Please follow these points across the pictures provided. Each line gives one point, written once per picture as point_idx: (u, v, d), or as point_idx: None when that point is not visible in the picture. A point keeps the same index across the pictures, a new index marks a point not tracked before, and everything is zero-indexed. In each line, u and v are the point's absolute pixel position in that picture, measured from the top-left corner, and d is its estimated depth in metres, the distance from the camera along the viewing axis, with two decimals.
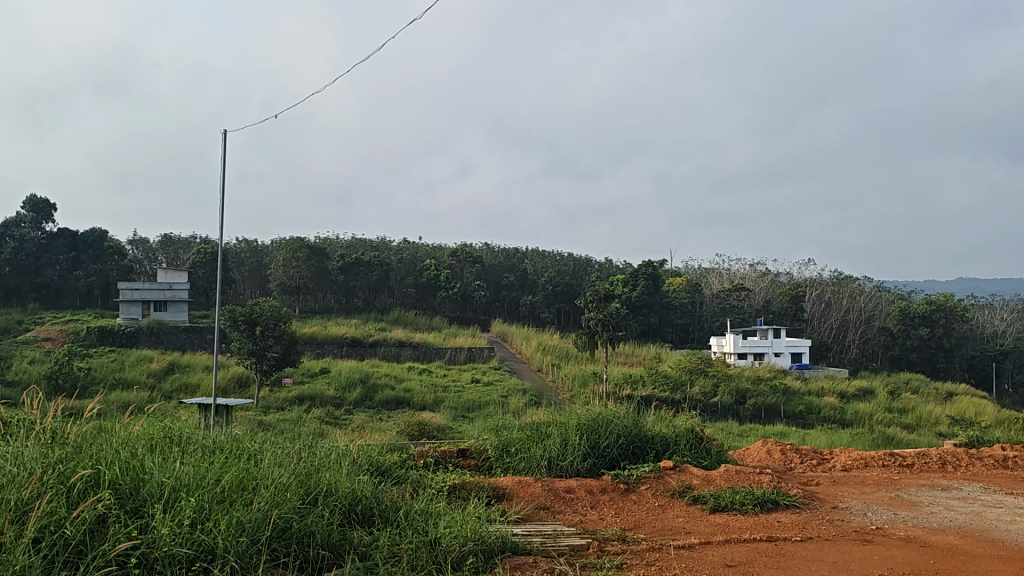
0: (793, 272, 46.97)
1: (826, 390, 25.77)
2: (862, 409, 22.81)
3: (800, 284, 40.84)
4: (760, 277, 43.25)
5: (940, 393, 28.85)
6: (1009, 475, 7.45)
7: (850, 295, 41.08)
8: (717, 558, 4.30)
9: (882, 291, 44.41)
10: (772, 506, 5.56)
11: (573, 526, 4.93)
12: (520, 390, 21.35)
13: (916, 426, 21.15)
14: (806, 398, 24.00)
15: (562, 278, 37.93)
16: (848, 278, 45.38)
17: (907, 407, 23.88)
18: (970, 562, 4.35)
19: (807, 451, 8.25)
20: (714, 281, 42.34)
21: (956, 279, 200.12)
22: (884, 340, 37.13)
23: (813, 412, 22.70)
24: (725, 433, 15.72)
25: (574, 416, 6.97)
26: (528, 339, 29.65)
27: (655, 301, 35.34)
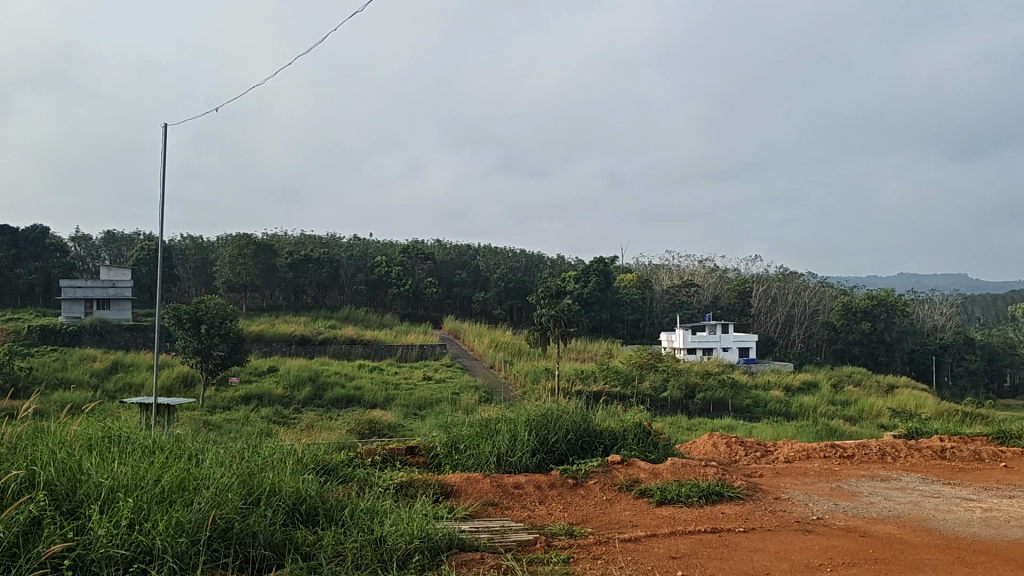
0: (742, 269, 47.56)
1: (772, 383, 26.24)
2: (806, 402, 23.25)
3: (748, 280, 41.40)
4: (708, 273, 43.81)
5: (881, 385, 29.55)
6: (946, 465, 7.66)
7: (796, 290, 41.86)
8: (661, 550, 4.35)
9: (827, 287, 45.23)
10: (717, 498, 5.65)
11: (520, 522, 4.95)
12: (471, 387, 21.37)
13: (859, 418, 21.66)
14: (753, 392, 24.39)
15: (514, 275, 38.03)
16: (795, 273, 46.17)
17: (850, 399, 24.42)
18: (907, 551, 4.45)
19: (752, 443, 8.37)
20: (664, 276, 42.73)
21: (899, 277, 205.15)
22: (828, 335, 37.93)
23: (760, 405, 23.06)
24: (673, 428, 15.87)
25: (523, 412, 6.99)
26: (479, 336, 29.64)
27: (606, 297, 35.57)
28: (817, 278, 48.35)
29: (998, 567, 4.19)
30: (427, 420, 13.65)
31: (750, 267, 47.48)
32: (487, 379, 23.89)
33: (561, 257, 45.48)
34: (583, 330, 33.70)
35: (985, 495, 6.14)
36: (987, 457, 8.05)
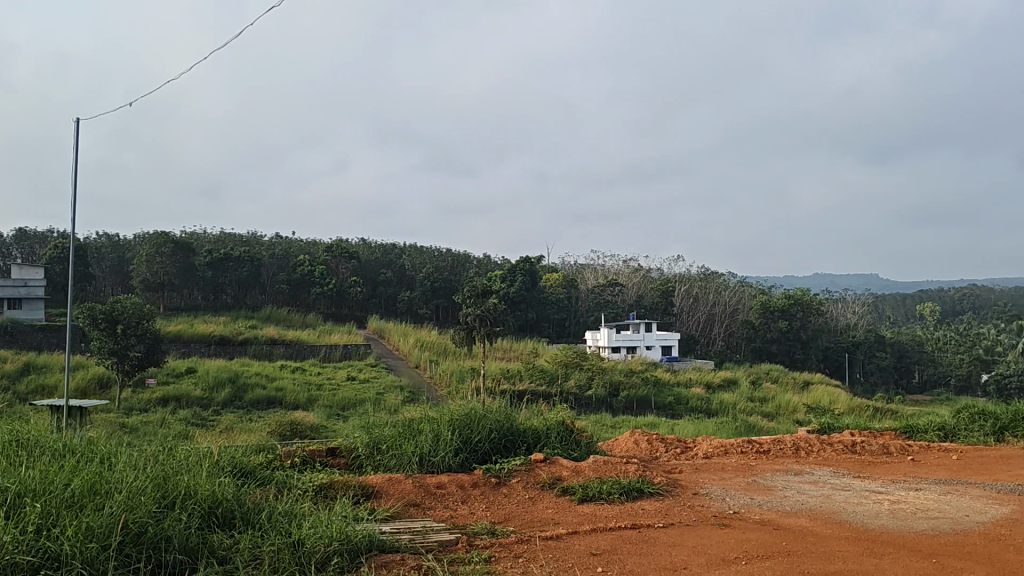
0: (665, 268, 48.27)
1: (694, 381, 26.72)
2: (727, 399, 23.76)
3: (671, 280, 42.05)
4: (632, 272, 44.37)
5: (797, 382, 30.40)
6: (857, 459, 7.92)
7: (717, 290, 42.71)
8: (582, 548, 4.40)
9: (746, 286, 46.26)
10: (637, 494, 5.73)
11: (442, 522, 4.95)
12: (397, 386, 21.35)
13: (776, 414, 22.25)
14: (676, 389, 24.80)
15: (440, 274, 37.90)
16: (716, 273, 47.09)
17: (768, 396, 25.04)
18: (819, 543, 4.59)
19: (671, 440, 8.51)
20: (590, 276, 43.09)
21: (816, 278, 211.24)
22: (748, 333, 38.79)
23: (682, 402, 23.49)
24: (596, 425, 16.04)
25: (446, 412, 6.99)
26: (404, 336, 29.44)
27: (532, 296, 35.72)
28: (736, 278, 49.37)
29: (904, 557, 4.35)
30: (348, 420, 13.53)
31: (674, 266, 48.20)
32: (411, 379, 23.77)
33: (487, 257, 45.50)
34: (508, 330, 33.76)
35: (892, 488, 6.38)
36: (895, 451, 8.36)
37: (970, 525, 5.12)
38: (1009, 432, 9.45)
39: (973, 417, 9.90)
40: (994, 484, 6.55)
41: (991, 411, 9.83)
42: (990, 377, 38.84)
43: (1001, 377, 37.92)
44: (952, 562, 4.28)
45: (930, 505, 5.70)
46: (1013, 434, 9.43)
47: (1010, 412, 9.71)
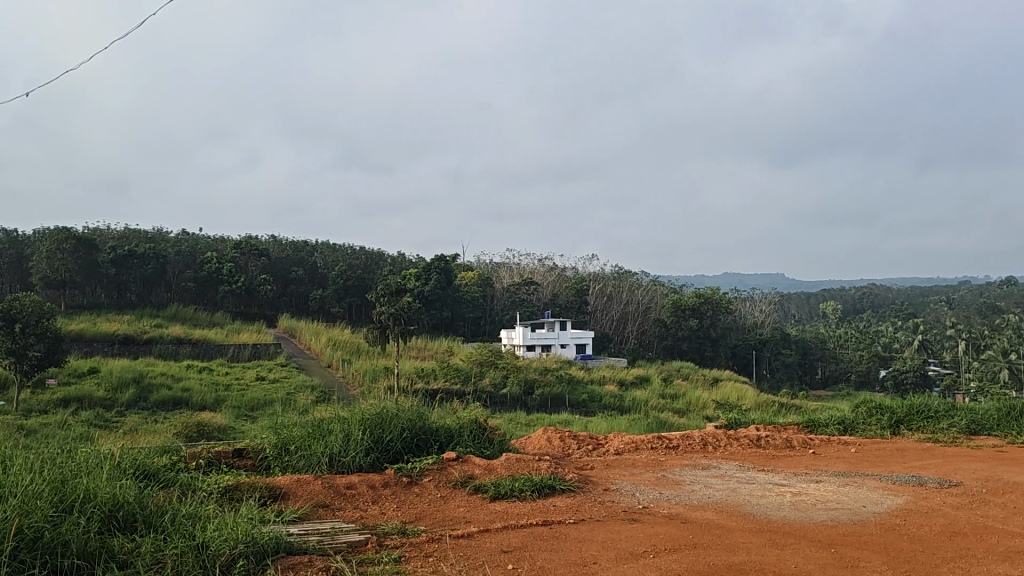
0: (580, 266, 48.71)
1: (607, 379, 27.11)
2: (639, 396, 24.18)
3: (585, 279, 42.47)
4: (547, 271, 44.63)
5: (707, 378, 31.18)
6: (762, 453, 8.15)
7: (629, 289, 43.34)
8: (493, 545, 4.42)
9: (658, 285, 47.06)
10: (549, 491, 5.77)
11: (351, 522, 4.89)
12: (309, 386, 21.04)
13: (686, 410, 22.77)
14: (589, 387, 25.10)
15: (353, 272, 37.43)
16: (629, 271, 47.76)
17: (679, 393, 25.59)
18: (724, 535, 4.72)
19: (583, 437, 8.61)
20: (505, 274, 43.16)
21: (725, 278, 216.84)
22: (659, 331, 39.48)
23: (595, 400, 23.77)
24: (509, 424, 16.07)
25: (357, 412, 6.91)
26: (316, 335, 28.97)
27: (447, 295, 35.56)
28: (649, 277, 50.20)
29: (804, 548, 4.50)
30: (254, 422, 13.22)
31: (588, 264, 48.63)
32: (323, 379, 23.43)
33: (401, 255, 45.16)
34: (423, 329, 33.54)
35: (794, 480, 6.59)
36: (797, 445, 8.64)
37: (867, 516, 5.32)
38: (904, 426, 9.89)
39: (871, 411, 10.30)
40: (889, 476, 6.84)
41: (887, 406, 10.26)
42: (888, 373, 40.54)
43: (898, 373, 39.65)
44: (849, 551, 4.44)
45: (829, 497, 5.91)
46: (907, 428, 9.87)
47: (904, 407, 10.16)
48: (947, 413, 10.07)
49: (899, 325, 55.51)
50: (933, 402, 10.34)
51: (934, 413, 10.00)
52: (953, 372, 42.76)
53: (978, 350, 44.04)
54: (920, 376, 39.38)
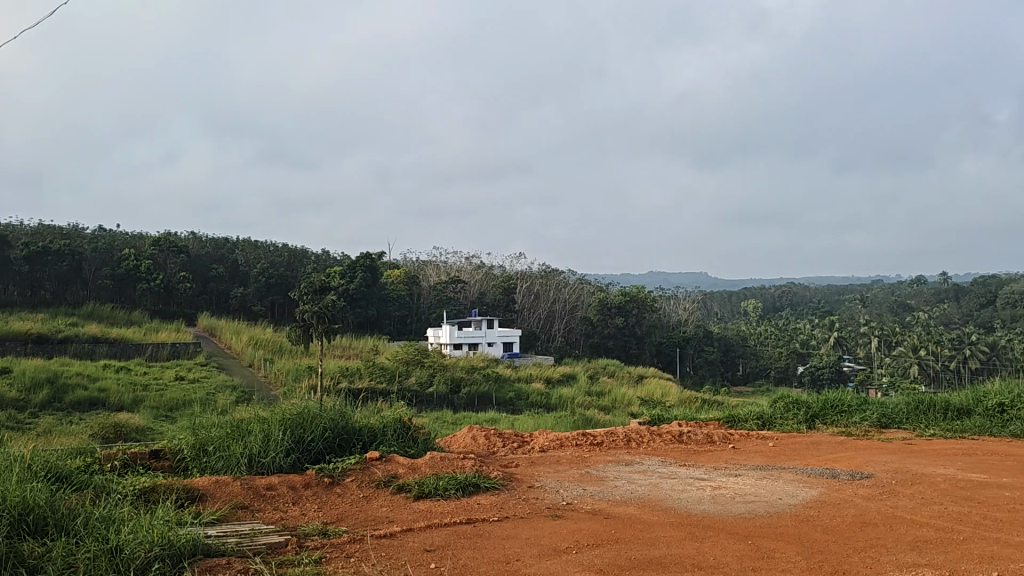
0: (507, 265, 48.84)
1: (534, 377, 27.26)
2: (565, 393, 24.37)
3: (513, 277, 42.59)
4: (475, 269, 44.56)
5: (632, 375, 31.60)
6: (684, 449, 8.30)
7: (556, 287, 43.61)
8: (416, 544, 4.40)
9: (585, 283, 47.46)
10: (473, 489, 5.78)
11: (271, 523, 4.83)
12: (230, 386, 20.63)
13: (612, 407, 23.05)
14: (516, 385, 25.19)
15: (277, 271, 36.82)
16: (555, 269, 48.09)
17: (605, 390, 25.88)
18: (645, 530, 4.78)
19: (508, 434, 8.63)
20: (432, 272, 43.02)
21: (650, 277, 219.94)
22: (586, 328, 39.85)
23: (522, 398, 23.87)
24: (434, 422, 16.02)
25: (279, 412, 6.79)
26: (238, 334, 28.40)
27: (373, 293, 35.25)
28: (575, 275, 50.57)
29: (722, 540, 4.59)
30: (169, 423, 12.86)
31: (515, 263, 48.79)
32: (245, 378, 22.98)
33: (326, 253, 44.54)
34: (348, 327, 33.19)
35: (715, 475, 6.73)
36: (717, 440, 8.83)
37: (783, 508, 5.46)
38: (819, 421, 10.21)
39: (788, 406, 10.57)
40: (805, 469, 7.05)
41: (803, 400, 10.58)
42: (806, 369, 41.75)
43: (815, 369, 40.87)
44: (765, 543, 4.56)
45: (747, 490, 6.05)
46: (822, 423, 10.19)
47: (819, 402, 10.48)
48: (859, 407, 10.44)
49: (816, 322, 57.19)
50: (847, 396, 10.70)
51: (848, 409, 10.34)
52: (866, 368, 44.27)
53: (889, 346, 45.69)
54: (836, 371, 40.76)
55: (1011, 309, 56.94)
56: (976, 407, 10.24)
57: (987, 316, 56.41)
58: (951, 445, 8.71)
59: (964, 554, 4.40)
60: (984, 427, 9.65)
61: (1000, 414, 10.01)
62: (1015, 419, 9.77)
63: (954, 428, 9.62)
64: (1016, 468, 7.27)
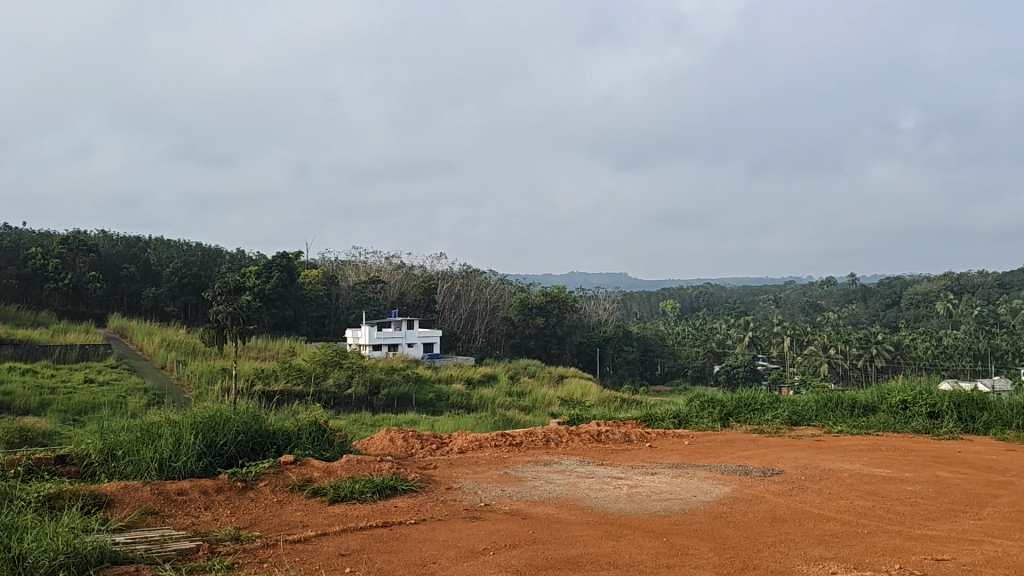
0: (428, 265, 48.61)
1: (454, 377, 27.23)
2: (485, 394, 24.38)
3: (434, 277, 42.40)
4: (395, 269, 44.19)
5: (553, 376, 31.82)
6: (603, 448, 8.38)
7: (477, 288, 43.58)
8: (331, 548, 4.33)
9: (506, 284, 47.58)
10: (391, 492, 5.73)
11: (182, 529, 4.69)
12: (141, 389, 20.00)
13: (532, 407, 23.17)
14: (436, 386, 25.11)
15: (192, 270, 35.86)
16: (476, 270, 48.08)
17: (525, 390, 25.99)
18: (562, 529, 4.82)
19: (427, 436, 8.58)
20: (351, 272, 42.49)
21: (572, 277, 221.97)
22: (507, 329, 39.91)
23: (442, 399, 23.79)
24: (352, 424, 15.86)
25: (190, 416, 6.62)
26: (149, 336, 27.60)
27: (290, 294, 34.64)
28: (497, 275, 50.64)
29: (639, 538, 4.64)
30: (75, 427, 12.41)
31: (436, 263, 48.59)
32: (157, 380, 22.34)
33: (242, 252, 43.56)
34: (264, 329, 32.51)
35: (631, 473, 6.82)
36: (635, 439, 8.95)
37: (697, 505, 5.57)
38: (733, 418, 10.47)
39: (703, 404, 10.80)
40: (719, 466, 7.20)
41: (717, 399, 10.81)
42: (721, 368, 42.73)
43: (730, 368, 41.84)
44: (679, 539, 4.64)
45: (662, 488, 6.15)
46: (736, 420, 10.45)
47: (733, 400, 10.72)
48: (772, 405, 10.73)
49: (731, 322, 58.53)
50: (759, 395, 10.97)
51: (761, 408, 10.63)
52: (779, 367, 45.52)
53: (801, 346, 47.13)
54: (750, 371, 41.83)
55: (914, 309, 59.34)
56: (881, 404, 10.62)
57: (892, 316, 58.65)
58: (857, 440, 9.01)
59: (867, 547, 4.56)
60: (889, 423, 10.01)
61: (903, 411, 10.40)
62: (917, 415, 10.17)
63: (860, 425, 9.96)
64: (916, 463, 7.57)
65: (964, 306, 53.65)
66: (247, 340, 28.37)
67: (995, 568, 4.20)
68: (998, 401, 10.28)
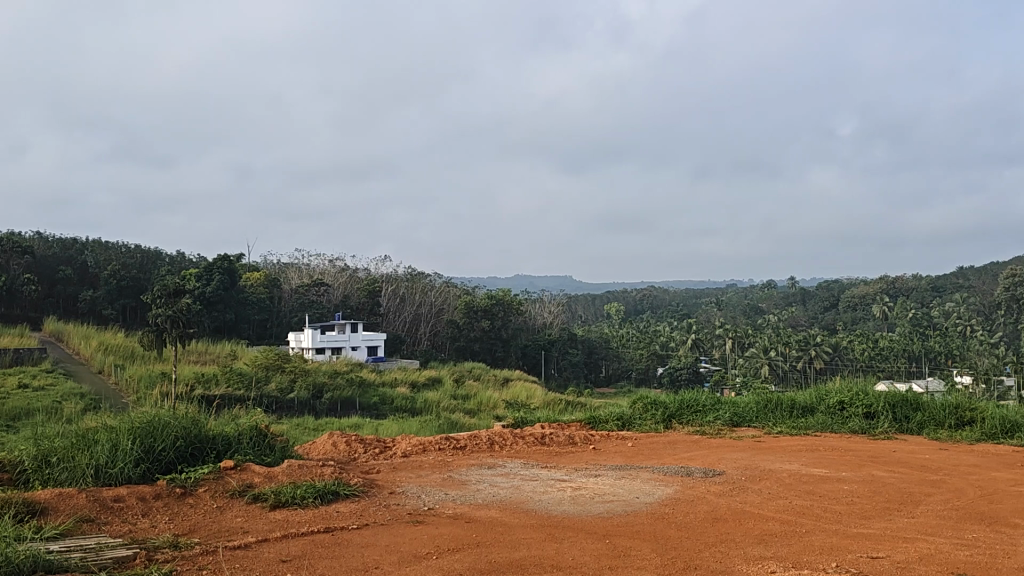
0: (372, 268, 48.26)
1: (399, 381, 27.08)
2: (430, 397, 24.30)
3: (378, 280, 42.12)
4: (339, 272, 43.77)
5: (498, 379, 31.82)
6: (547, 451, 8.41)
7: (422, 291, 43.41)
8: (272, 555, 4.27)
9: (451, 287, 47.51)
10: (333, 497, 5.67)
11: (119, 536, 4.58)
12: (77, 394, 19.49)
13: (477, 410, 23.14)
14: (381, 389, 24.96)
15: (130, 273, 35.03)
16: (421, 272, 47.88)
17: (470, 393, 25.95)
18: (506, 532, 4.82)
19: (370, 440, 8.52)
20: (294, 275, 41.96)
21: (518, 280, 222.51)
22: (452, 332, 39.65)
23: (386, 402, 23.63)
24: (294, 428, 15.69)
25: (126, 421, 6.47)
26: (86, 339, 26.91)
27: (231, 296, 34.09)
28: (441, 278, 50.50)
29: (581, 540, 4.67)
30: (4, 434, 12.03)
31: (380, 265, 48.29)
32: (94, 385, 21.79)
33: (182, 254, 42.70)
34: (204, 332, 31.97)
35: (574, 476, 6.86)
36: (579, 441, 9.00)
37: (640, 506, 5.62)
38: (675, 420, 10.59)
39: (646, 406, 10.91)
40: (661, 467, 7.27)
41: (660, 401, 10.94)
42: (665, 370, 43.22)
43: (674, 370, 42.32)
44: (621, 541, 4.67)
45: (605, 490, 6.20)
46: (678, 423, 10.57)
47: (675, 402, 10.85)
48: (713, 407, 10.88)
49: (673, 325, 59.28)
50: (701, 397, 11.12)
51: (702, 408, 10.80)
52: (721, 368, 46.30)
53: (742, 348, 48.01)
54: (693, 373, 42.33)
55: (851, 312, 60.87)
56: (819, 405, 10.85)
57: (830, 318, 60.07)
58: (796, 441, 9.19)
59: (806, 547, 4.64)
60: (826, 424, 10.23)
61: (840, 412, 10.64)
62: (853, 416, 10.42)
63: (799, 426, 10.18)
64: (854, 462, 7.75)
65: (899, 309, 55.06)
66: (186, 344, 27.85)
67: (928, 565, 4.32)
68: (930, 401, 10.58)
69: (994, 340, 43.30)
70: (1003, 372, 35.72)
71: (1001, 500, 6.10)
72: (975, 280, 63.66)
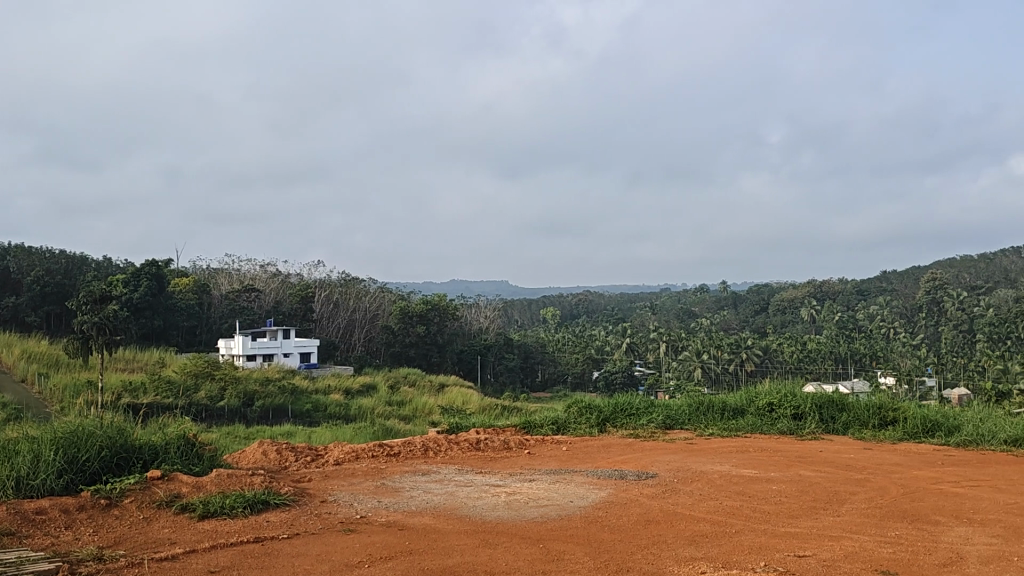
0: (305, 273, 47.66)
1: (333, 388, 26.75)
2: (364, 403, 24.05)
3: (311, 286, 41.65)
4: (271, 277, 43.09)
5: (433, 384, 31.69)
6: (481, 456, 8.39)
7: (356, 296, 43.08)
8: (200, 566, 4.18)
9: (386, 292, 47.19)
10: (262, 507, 5.57)
11: (40, 550, 4.43)
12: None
13: (411, 416, 22.99)
14: (314, 396, 24.65)
15: (54, 278, 33.92)
16: (355, 278, 47.43)
17: (405, 399, 25.78)
18: (440, 539, 4.80)
19: (301, 448, 8.40)
20: (224, 281, 41.10)
21: (455, 284, 222.15)
22: (387, 337, 39.26)
23: (320, 409, 23.34)
24: (222, 437, 15.39)
25: (48, 432, 6.26)
26: (7, 347, 25.99)
27: (159, 302, 33.30)
28: (375, 283, 50.08)
29: (514, 545, 4.68)
30: None
31: (313, 271, 47.72)
32: (15, 394, 21.03)
33: (107, 259, 41.50)
34: (131, 340, 31.22)
35: (508, 480, 6.86)
36: (513, 446, 9.01)
37: (573, 510, 5.66)
38: (610, 424, 10.68)
39: (580, 410, 11.00)
40: (594, 471, 7.32)
41: (595, 405, 11.03)
42: (600, 374, 43.55)
43: (609, 374, 42.71)
44: (555, 545, 4.69)
45: (539, 494, 6.22)
46: (612, 426, 10.66)
47: (609, 406, 10.97)
48: (647, 409, 11.01)
49: (607, 330, 59.86)
50: (635, 400, 11.24)
51: (636, 410, 10.95)
52: (654, 372, 46.86)
53: (676, 351, 48.70)
54: (627, 376, 42.81)
55: (780, 315, 62.30)
56: (749, 407, 11.05)
57: (761, 322, 61.30)
58: (726, 443, 9.35)
59: (735, 547, 4.72)
60: (756, 425, 10.43)
61: (770, 413, 10.86)
62: (782, 417, 10.65)
63: (730, 427, 10.36)
64: (782, 464, 7.89)
65: (826, 312, 56.49)
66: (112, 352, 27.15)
67: (853, 563, 4.42)
68: (855, 401, 10.85)
69: (917, 342, 44.70)
70: (925, 373, 36.91)
71: (923, 499, 6.26)
72: (898, 283, 65.69)
